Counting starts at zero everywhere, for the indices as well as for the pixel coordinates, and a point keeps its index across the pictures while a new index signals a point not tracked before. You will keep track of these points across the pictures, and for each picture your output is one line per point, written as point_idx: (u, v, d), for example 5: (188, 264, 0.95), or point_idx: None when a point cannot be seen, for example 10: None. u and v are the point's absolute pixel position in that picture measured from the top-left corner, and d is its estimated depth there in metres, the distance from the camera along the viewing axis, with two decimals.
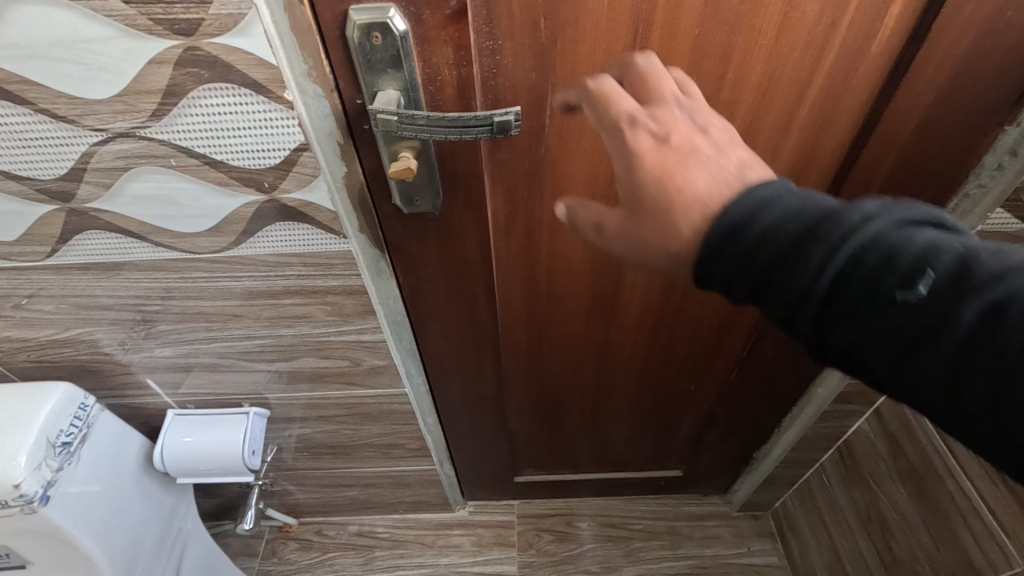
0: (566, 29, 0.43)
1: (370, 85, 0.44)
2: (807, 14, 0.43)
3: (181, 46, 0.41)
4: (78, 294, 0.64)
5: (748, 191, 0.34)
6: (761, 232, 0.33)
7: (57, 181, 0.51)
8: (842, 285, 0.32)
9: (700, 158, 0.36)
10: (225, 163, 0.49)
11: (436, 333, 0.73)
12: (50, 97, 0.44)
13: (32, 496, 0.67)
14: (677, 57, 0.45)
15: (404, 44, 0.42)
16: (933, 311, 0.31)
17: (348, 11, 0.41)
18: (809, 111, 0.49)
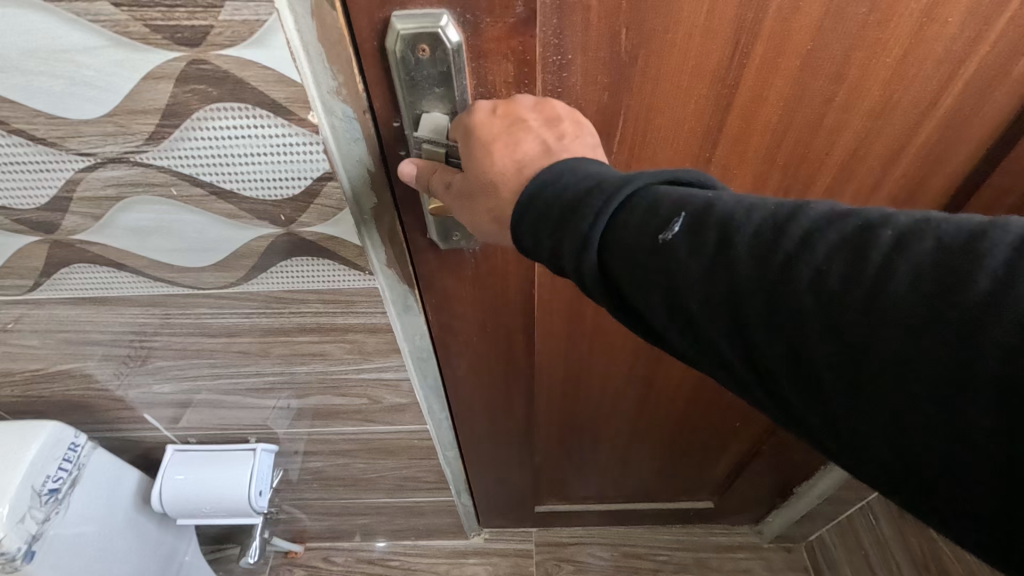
0: (651, 44, 0.36)
1: (412, 107, 0.37)
2: (949, 24, 0.36)
3: (186, 60, 0.34)
4: (67, 328, 0.56)
5: (553, 164, 0.33)
6: (547, 194, 0.32)
7: (37, 211, 0.43)
8: (616, 244, 0.30)
9: (528, 134, 0.34)
10: (235, 192, 0.42)
11: (464, 370, 0.66)
12: (25, 116, 0.36)
13: (15, 553, 0.60)
14: (781, 75, 0.38)
15: (456, 59, 0.34)
16: (690, 256, 0.28)
17: (389, 18, 0.33)
18: (926, 137, 0.44)
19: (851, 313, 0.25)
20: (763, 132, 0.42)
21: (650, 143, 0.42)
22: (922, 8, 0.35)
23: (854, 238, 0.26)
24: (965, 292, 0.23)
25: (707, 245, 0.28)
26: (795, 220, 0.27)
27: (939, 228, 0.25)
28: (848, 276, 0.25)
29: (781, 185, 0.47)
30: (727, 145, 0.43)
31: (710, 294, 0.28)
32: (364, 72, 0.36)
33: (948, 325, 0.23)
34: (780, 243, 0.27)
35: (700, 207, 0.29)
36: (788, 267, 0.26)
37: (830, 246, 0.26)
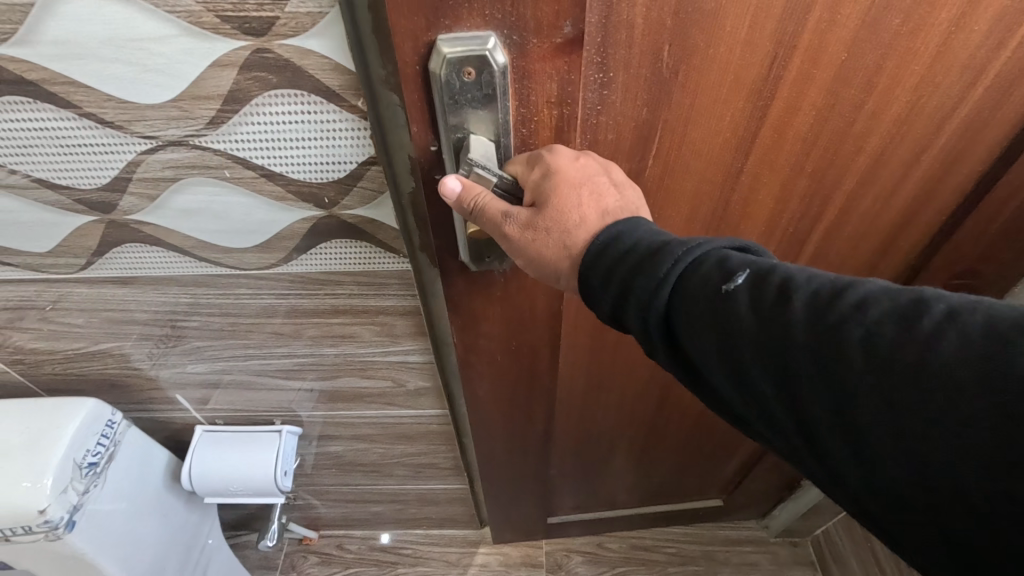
0: (692, 58, 0.39)
1: (455, 129, 0.38)
2: (975, 32, 0.42)
3: (250, 48, 0.36)
4: (111, 307, 0.59)
5: (624, 219, 0.37)
6: (614, 243, 0.36)
7: (98, 192, 0.46)
8: (676, 296, 0.34)
9: (603, 186, 0.38)
10: (284, 175, 0.45)
11: (485, 389, 0.66)
12: (97, 101, 0.39)
13: (58, 521, 0.63)
14: (816, 85, 0.43)
15: (501, 80, 0.36)
16: (745, 308, 0.32)
17: (435, 41, 0.34)
18: (945, 142, 0.50)
19: (897, 367, 0.28)
20: (795, 140, 0.47)
21: (684, 150, 0.45)
22: (952, 18, 0.40)
23: (907, 307, 0.29)
24: (1014, 362, 0.25)
25: (767, 297, 0.32)
26: (850, 287, 0.31)
27: (992, 309, 0.28)
28: (896, 340, 0.28)
29: (808, 188, 0.52)
30: (757, 154, 0.47)
31: (767, 340, 0.31)
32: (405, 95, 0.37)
33: (976, 390, 0.26)
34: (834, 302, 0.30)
35: (764, 267, 0.33)
36: (841, 324, 0.29)
37: (884, 311, 0.29)
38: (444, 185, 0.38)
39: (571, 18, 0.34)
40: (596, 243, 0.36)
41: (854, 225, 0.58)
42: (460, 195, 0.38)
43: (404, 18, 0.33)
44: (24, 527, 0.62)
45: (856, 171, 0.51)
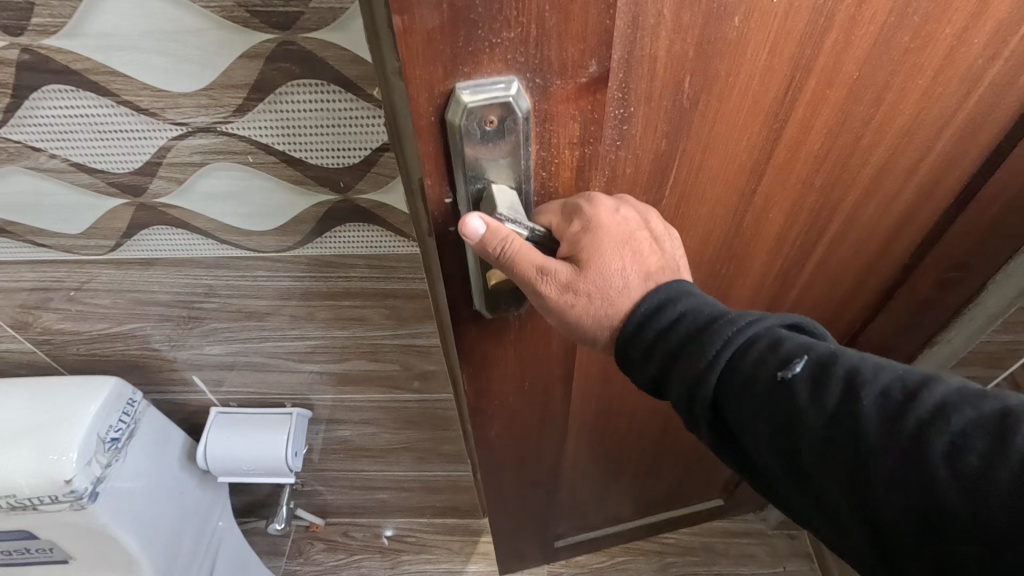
0: (712, 87, 0.40)
1: (473, 177, 0.36)
2: (975, 45, 0.45)
3: (276, 41, 0.40)
4: (135, 288, 0.62)
5: (680, 293, 0.40)
6: (667, 314, 0.40)
7: (131, 175, 0.49)
8: (738, 377, 0.38)
9: (643, 245, 0.41)
10: (304, 161, 0.48)
11: (497, 428, 0.64)
12: (134, 89, 0.43)
13: (82, 492, 0.66)
14: (829, 104, 0.45)
15: (523, 126, 0.35)
16: (804, 395, 0.36)
17: (455, 90, 0.32)
18: (944, 145, 0.53)
19: (975, 480, 0.30)
20: (807, 158, 0.50)
21: (701, 177, 0.47)
22: (955, 33, 0.43)
23: (993, 422, 0.30)
24: None
25: (821, 384, 0.36)
26: (924, 392, 0.33)
27: None
28: (980, 455, 0.30)
29: (816, 202, 0.55)
30: (770, 176, 0.50)
31: (830, 429, 0.34)
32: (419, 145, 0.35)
33: None
34: (889, 399, 0.33)
35: (822, 355, 0.37)
36: (915, 429, 0.32)
37: (965, 421, 0.31)
38: (466, 225, 0.35)
39: (596, 57, 0.33)
40: (645, 308, 0.40)
41: (859, 231, 0.61)
42: (483, 236, 0.36)
43: (421, 70, 0.31)
44: (50, 496, 0.65)
45: (862, 180, 0.54)
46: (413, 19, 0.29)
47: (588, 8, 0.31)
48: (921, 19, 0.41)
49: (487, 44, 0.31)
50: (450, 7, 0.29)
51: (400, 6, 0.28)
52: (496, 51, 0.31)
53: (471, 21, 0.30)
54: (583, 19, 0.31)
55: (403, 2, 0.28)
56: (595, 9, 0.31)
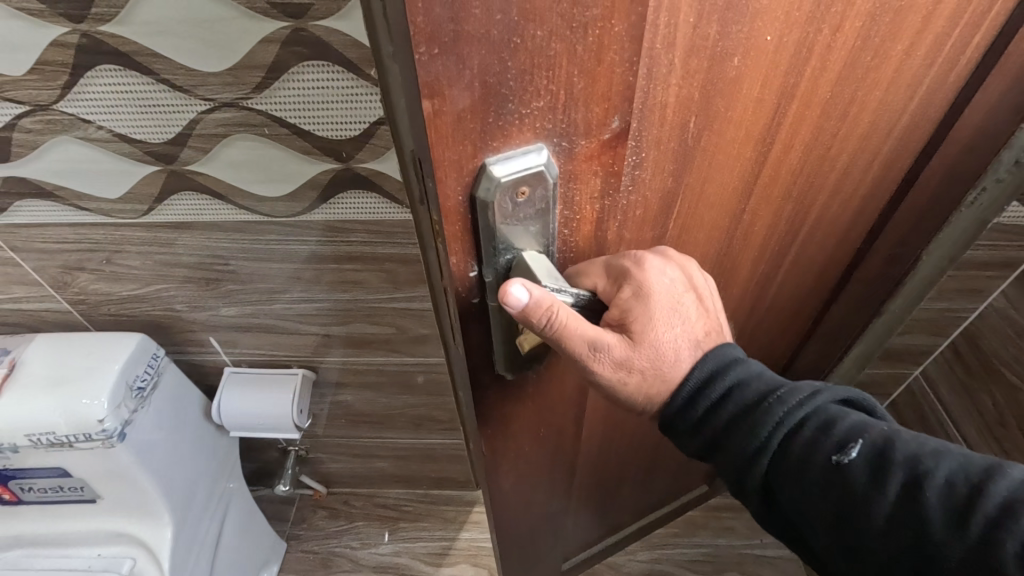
0: (713, 123, 0.40)
1: (503, 247, 0.36)
2: (917, 58, 0.48)
3: (289, 27, 0.48)
4: (162, 250, 0.71)
5: (734, 364, 0.44)
6: (720, 387, 0.44)
7: (165, 145, 0.58)
8: (794, 451, 0.42)
9: (686, 310, 0.44)
10: (312, 133, 0.56)
11: (511, 478, 0.62)
12: (171, 68, 0.51)
13: (112, 431, 0.74)
14: (806, 125, 0.47)
15: (552, 190, 0.35)
16: (860, 475, 0.40)
17: (486, 165, 0.32)
18: (892, 145, 0.57)
19: None
20: (786, 173, 0.52)
21: (698, 207, 0.48)
22: (902, 53, 0.47)
23: None
24: None
25: (878, 467, 0.39)
26: (990, 487, 0.35)
27: None
28: None
29: (794, 212, 0.58)
30: (757, 195, 0.53)
31: (889, 510, 0.38)
32: (446, 227, 0.34)
33: None
34: (951, 491, 0.36)
35: (878, 438, 0.40)
36: (978, 521, 0.35)
37: None
38: (508, 295, 0.35)
39: (618, 114, 0.33)
40: (696, 380, 0.44)
41: (824, 230, 0.65)
42: (524, 306, 0.36)
43: (449, 150, 0.30)
44: (85, 435, 0.74)
45: (828, 186, 0.57)
46: (442, 102, 0.28)
47: (614, 69, 0.31)
48: (878, 41, 0.44)
49: (516, 115, 0.30)
50: (481, 85, 0.28)
51: (430, 90, 0.27)
52: (525, 121, 0.31)
53: (502, 95, 0.29)
54: (609, 79, 0.31)
55: (434, 86, 0.27)
56: (620, 69, 0.31)
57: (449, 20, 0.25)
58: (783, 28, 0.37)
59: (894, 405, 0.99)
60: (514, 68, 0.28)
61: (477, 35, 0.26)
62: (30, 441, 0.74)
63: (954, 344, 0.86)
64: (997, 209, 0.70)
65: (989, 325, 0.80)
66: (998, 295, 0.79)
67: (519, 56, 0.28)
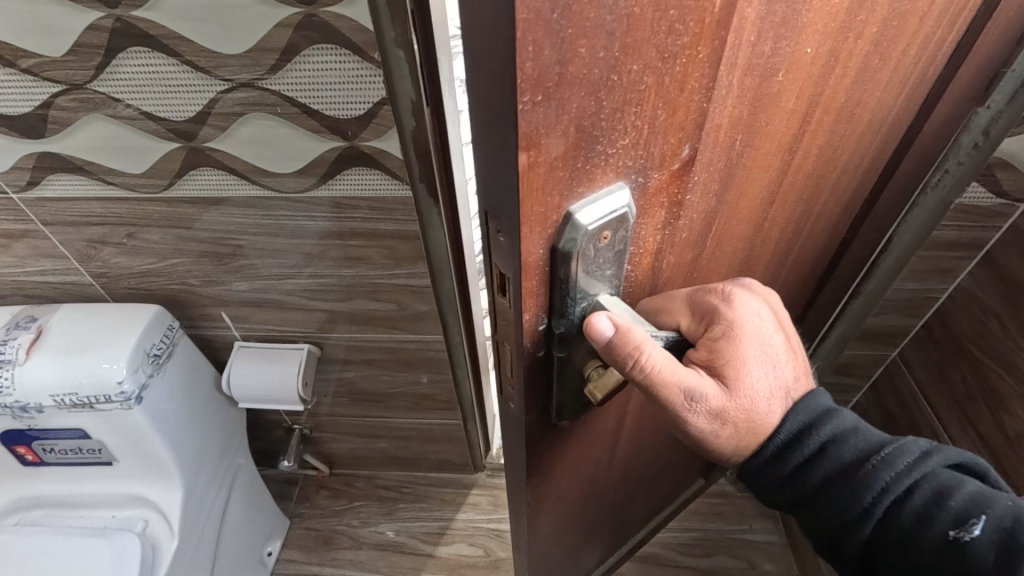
0: (757, 139, 0.42)
1: (579, 295, 0.37)
2: (908, 57, 0.51)
3: (301, 13, 0.53)
4: (180, 225, 0.76)
5: (839, 424, 0.47)
6: (815, 442, 0.47)
7: (186, 123, 0.63)
8: (902, 516, 0.46)
9: (773, 353, 0.47)
10: (321, 112, 0.61)
11: (548, 500, 0.60)
12: (194, 50, 0.56)
13: (130, 394, 0.80)
14: (821, 133, 0.49)
15: (629, 233, 0.36)
16: (978, 551, 0.43)
17: (571, 213, 0.32)
18: (879, 141, 0.60)
19: None
20: (802, 178, 0.54)
21: (731, 223, 0.50)
22: (898, 59, 0.49)
23: None
24: None
25: (1001, 547, 0.42)
26: None
27: None
28: None
29: (802, 215, 0.61)
30: (777, 205, 0.54)
31: None
32: (524, 280, 0.35)
33: None
34: None
35: (998, 515, 0.44)
36: None
37: None
38: (597, 328, 0.37)
39: (690, 142, 0.36)
40: (789, 433, 0.47)
41: (819, 228, 0.67)
42: (609, 336, 0.38)
43: (537, 204, 0.31)
44: (105, 396, 0.79)
45: (829, 187, 0.60)
46: (538, 152, 0.28)
47: (693, 96, 0.33)
48: (880, 48, 0.46)
49: (603, 155, 0.31)
50: (576, 128, 0.29)
51: (528, 142, 0.28)
52: (610, 161, 0.32)
53: (594, 138, 0.30)
54: (687, 106, 0.33)
55: (533, 136, 0.27)
56: (697, 96, 0.33)
57: (555, 63, 0.25)
58: (821, 39, 0.39)
59: (874, 387, 1.03)
60: (607, 107, 0.29)
61: (580, 77, 0.27)
62: (55, 401, 0.79)
63: (928, 325, 0.90)
64: (958, 192, 0.74)
65: (959, 304, 0.84)
66: (965, 275, 0.83)
67: (614, 94, 0.29)
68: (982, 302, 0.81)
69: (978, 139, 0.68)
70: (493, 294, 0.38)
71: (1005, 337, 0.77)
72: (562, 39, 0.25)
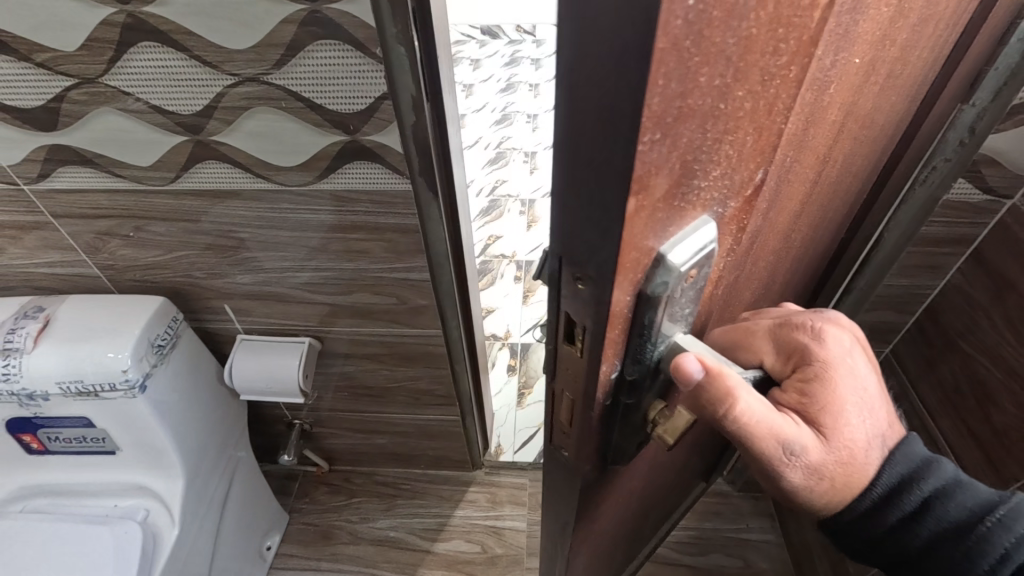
0: (805, 148, 0.42)
1: (660, 340, 0.35)
2: (917, 60, 0.51)
3: (306, 9, 0.55)
4: (185, 217, 0.78)
5: (942, 478, 0.44)
6: (915, 499, 0.44)
7: (193, 116, 0.65)
8: None
9: (864, 396, 0.45)
10: (325, 107, 0.63)
11: (591, 529, 0.59)
12: (203, 45, 0.58)
13: (135, 382, 0.81)
14: (845, 140, 0.50)
15: (709, 266, 0.34)
16: None
17: (662, 255, 0.29)
18: (883, 142, 0.61)
19: None
20: (825, 185, 0.54)
21: (770, 234, 0.49)
22: (910, 64, 0.50)
23: None
24: None
25: None
26: None
27: None
28: None
29: (819, 219, 0.61)
30: (804, 212, 0.54)
31: None
32: (608, 330, 0.32)
33: None
34: None
35: None
36: None
37: None
38: (689, 370, 0.35)
39: (763, 167, 0.35)
40: (886, 487, 0.45)
41: (827, 230, 0.67)
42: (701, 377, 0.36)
43: (634, 251, 0.27)
44: (110, 384, 0.81)
45: (842, 189, 0.60)
46: (645, 193, 0.25)
47: (777, 119, 0.32)
48: (899, 52, 0.47)
49: (697, 190, 0.29)
50: (682, 163, 0.26)
51: (639, 184, 0.25)
52: (702, 195, 0.30)
53: (693, 171, 0.28)
54: (772, 129, 0.32)
55: (645, 177, 0.24)
56: (779, 118, 0.32)
57: (676, 97, 0.23)
58: (866, 49, 0.39)
59: None
60: (711, 136, 0.27)
61: (697, 108, 0.25)
62: (61, 389, 0.81)
63: (919, 322, 0.92)
64: (944, 188, 0.76)
65: (948, 300, 0.86)
66: (954, 271, 0.84)
67: (720, 122, 0.27)
68: (970, 295, 0.82)
69: (965, 138, 0.70)
70: (558, 341, 0.36)
71: (994, 331, 0.78)
72: (689, 68, 0.22)
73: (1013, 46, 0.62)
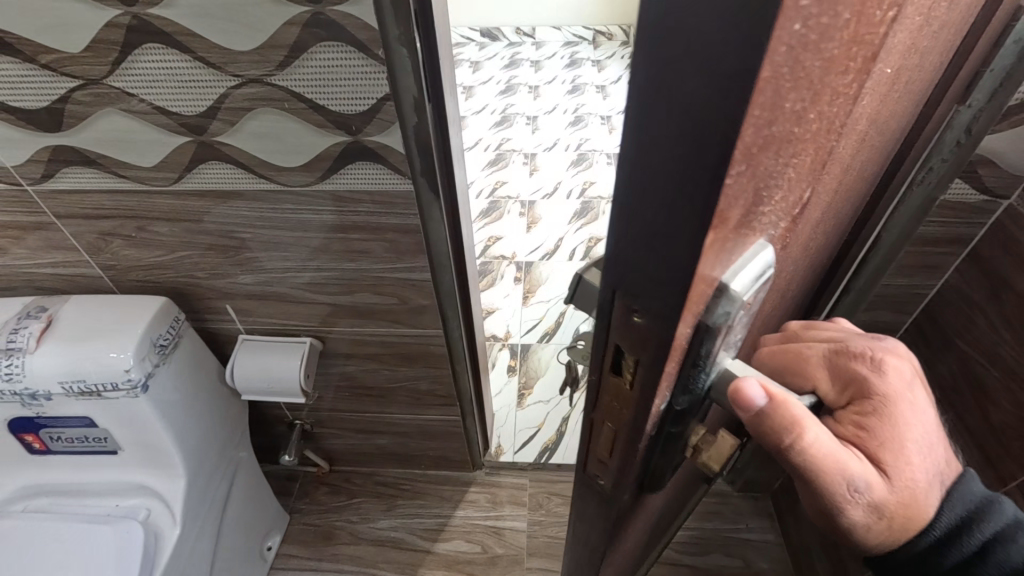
0: (841, 159, 0.41)
1: (711, 367, 0.35)
2: (927, 62, 0.51)
3: (310, 11, 0.55)
4: (187, 218, 0.78)
5: (1004, 522, 0.45)
6: (976, 540, 0.44)
7: (197, 117, 0.66)
8: None
9: (921, 430, 0.44)
10: (327, 107, 0.64)
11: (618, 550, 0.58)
12: (206, 47, 0.59)
13: (137, 381, 0.81)
14: (863, 146, 0.50)
15: (761, 286, 0.32)
16: None
17: (725, 285, 0.28)
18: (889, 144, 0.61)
19: None
20: (842, 190, 0.54)
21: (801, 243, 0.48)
22: (921, 67, 0.50)
23: None
24: None
25: None
26: None
27: None
28: None
29: (832, 223, 0.61)
30: (822, 217, 0.53)
31: None
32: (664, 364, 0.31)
33: None
34: None
35: None
36: None
37: None
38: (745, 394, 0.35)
39: (809, 186, 0.35)
40: (947, 526, 0.44)
41: (836, 233, 0.67)
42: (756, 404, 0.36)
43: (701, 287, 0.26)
44: (112, 384, 0.81)
45: (853, 192, 0.60)
46: (720, 225, 0.24)
47: (830, 139, 0.32)
48: (918, 57, 0.47)
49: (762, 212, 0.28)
50: (758, 190, 0.26)
51: (719, 219, 0.23)
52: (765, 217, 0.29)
53: (763, 196, 0.27)
54: (825, 149, 0.32)
55: (725, 212, 0.23)
56: (832, 137, 0.32)
57: (763, 127, 0.22)
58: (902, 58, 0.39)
59: None
60: (785, 160, 0.27)
61: (778, 136, 0.24)
62: (63, 388, 0.81)
63: (917, 321, 0.92)
64: (942, 187, 0.76)
65: (947, 300, 0.86)
66: (953, 270, 0.85)
67: (796, 144, 0.27)
68: (968, 294, 0.82)
69: (962, 137, 0.70)
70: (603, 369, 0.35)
71: (990, 330, 0.78)
72: (781, 94, 0.21)
73: (1009, 47, 0.63)
